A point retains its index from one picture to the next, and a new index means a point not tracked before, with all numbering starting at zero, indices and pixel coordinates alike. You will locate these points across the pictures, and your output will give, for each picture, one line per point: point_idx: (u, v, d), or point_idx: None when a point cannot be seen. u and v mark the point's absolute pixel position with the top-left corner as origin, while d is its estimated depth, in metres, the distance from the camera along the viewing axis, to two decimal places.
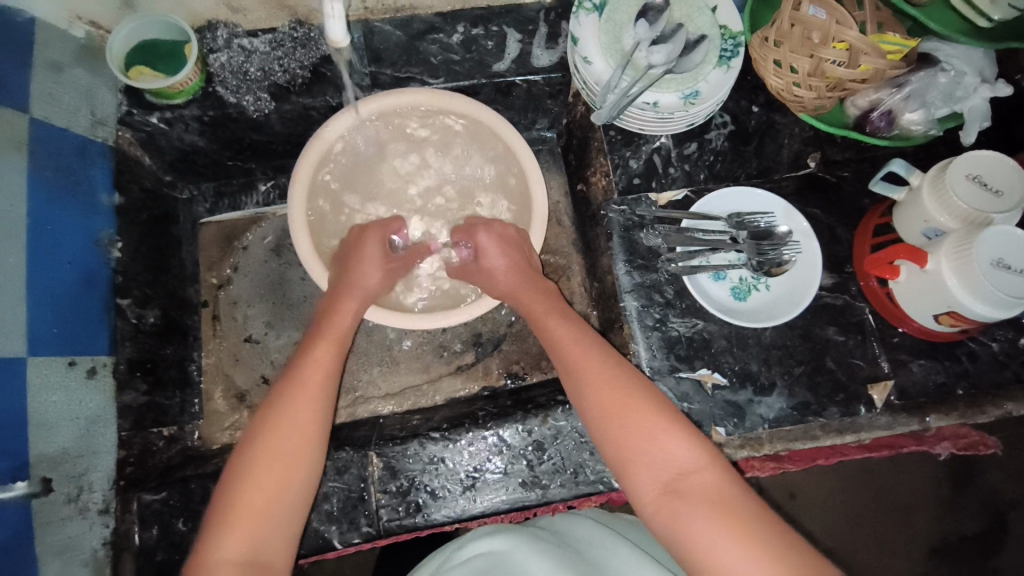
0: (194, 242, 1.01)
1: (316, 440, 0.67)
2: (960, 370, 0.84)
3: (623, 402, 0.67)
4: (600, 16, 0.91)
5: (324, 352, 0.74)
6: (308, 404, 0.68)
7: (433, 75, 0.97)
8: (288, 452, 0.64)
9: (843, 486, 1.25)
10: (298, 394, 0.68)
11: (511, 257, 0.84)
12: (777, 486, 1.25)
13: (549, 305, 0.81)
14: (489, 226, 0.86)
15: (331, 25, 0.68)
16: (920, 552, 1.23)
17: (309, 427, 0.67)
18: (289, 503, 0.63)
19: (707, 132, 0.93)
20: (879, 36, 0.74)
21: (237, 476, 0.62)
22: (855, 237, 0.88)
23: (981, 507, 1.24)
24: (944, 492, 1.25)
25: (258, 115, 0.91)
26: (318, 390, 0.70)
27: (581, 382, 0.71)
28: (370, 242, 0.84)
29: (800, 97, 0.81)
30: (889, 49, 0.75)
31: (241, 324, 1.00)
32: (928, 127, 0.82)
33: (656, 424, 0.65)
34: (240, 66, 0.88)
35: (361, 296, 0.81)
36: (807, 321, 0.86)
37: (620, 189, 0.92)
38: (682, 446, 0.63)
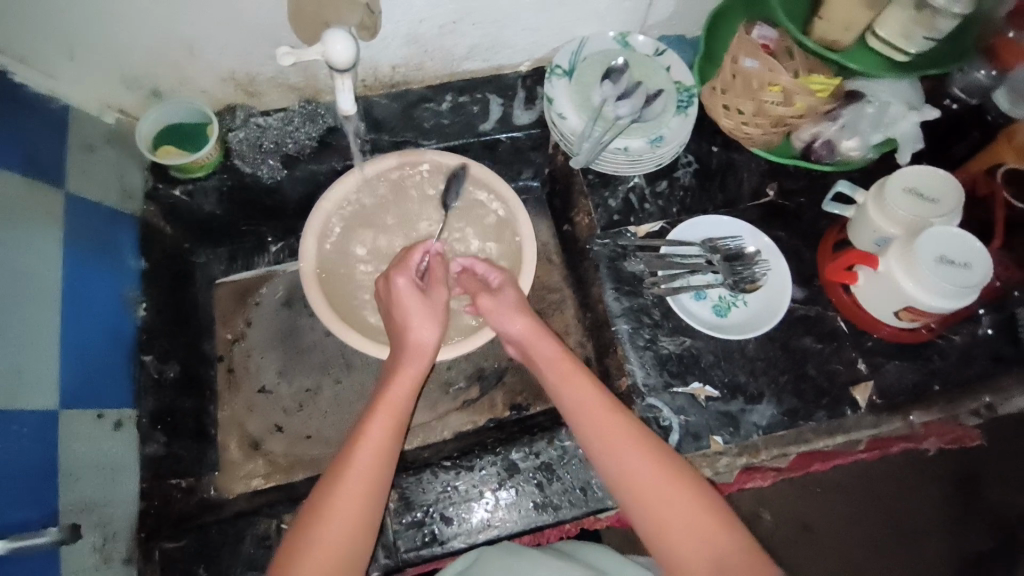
0: (211, 301, 1.07)
1: (365, 518, 0.69)
2: (933, 367, 0.91)
3: (658, 481, 0.70)
4: (570, 79, 1.05)
5: (393, 408, 0.76)
6: (369, 466, 0.71)
7: (426, 137, 1.08)
8: (353, 510, 0.69)
9: (856, 514, 1.24)
10: (359, 452, 0.72)
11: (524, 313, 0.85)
12: (787, 517, 1.24)
13: (556, 368, 0.80)
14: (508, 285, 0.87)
15: (341, 99, 0.79)
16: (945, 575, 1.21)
17: (371, 489, 0.70)
18: (350, 556, 0.68)
19: (675, 170, 1.05)
20: (807, 78, 0.82)
21: (308, 530, 0.68)
22: (817, 254, 0.98)
23: (993, 524, 1.22)
24: (956, 508, 1.23)
25: (272, 181, 1.03)
26: (384, 453, 0.73)
27: (614, 454, 0.73)
28: (410, 296, 0.82)
29: (750, 134, 0.93)
30: (818, 88, 0.82)
31: (255, 374, 1.04)
32: (865, 152, 0.95)
33: (690, 506, 0.68)
34: (256, 140, 1.00)
35: (426, 352, 0.82)
36: (785, 332, 0.93)
37: (602, 225, 1.01)
38: (716, 526, 0.67)
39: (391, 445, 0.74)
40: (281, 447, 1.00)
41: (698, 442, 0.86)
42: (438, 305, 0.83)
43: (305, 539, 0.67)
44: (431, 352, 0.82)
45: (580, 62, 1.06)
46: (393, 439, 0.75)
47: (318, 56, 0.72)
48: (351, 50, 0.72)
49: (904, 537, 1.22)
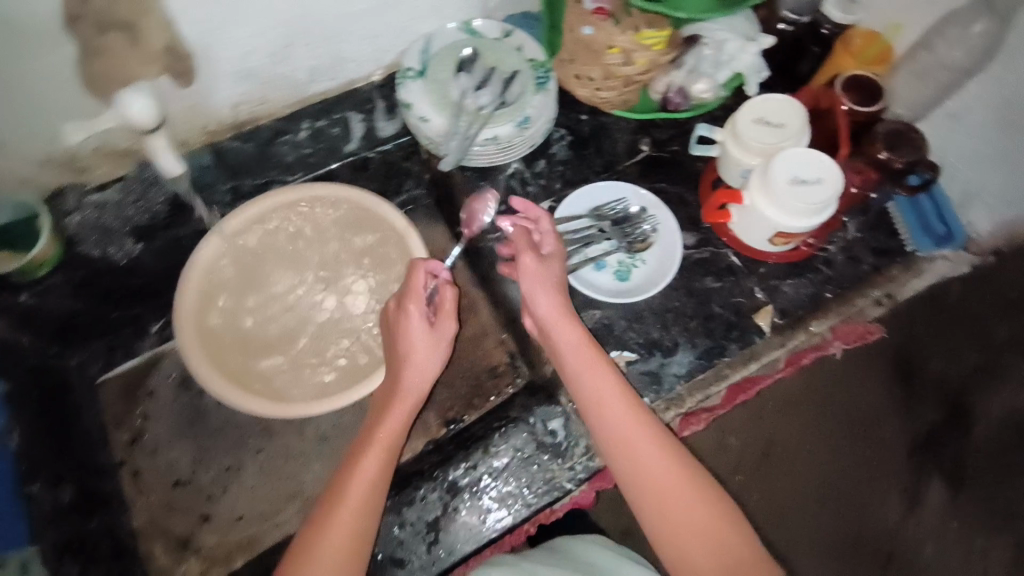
0: (97, 406, 0.98)
1: (357, 559, 0.66)
2: (824, 276, 0.96)
3: (664, 480, 0.68)
4: (423, 79, 0.99)
5: (377, 456, 0.72)
6: (349, 522, 0.67)
7: (289, 172, 1.03)
8: (336, 566, 0.65)
9: (805, 422, 1.10)
10: (343, 506, 0.68)
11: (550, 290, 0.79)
12: (749, 442, 1.10)
13: (576, 347, 0.76)
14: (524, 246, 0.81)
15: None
16: (900, 458, 1.07)
17: (355, 544, 0.67)
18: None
19: (550, 147, 1.04)
20: (641, 34, 0.83)
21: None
22: (699, 196, 1.01)
23: (937, 395, 1.08)
24: (895, 391, 1.08)
25: (128, 259, 0.96)
26: (368, 505, 0.69)
27: (622, 452, 0.70)
28: (416, 329, 0.77)
29: (606, 99, 0.92)
30: (652, 42, 0.84)
31: (166, 470, 0.96)
32: (716, 92, 0.95)
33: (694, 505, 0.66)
34: (98, 221, 0.91)
35: (416, 395, 0.77)
36: (685, 279, 0.95)
37: (490, 218, 1.01)
38: (722, 523, 0.65)
39: (377, 495, 0.70)
40: (214, 537, 0.92)
41: None
42: (446, 339, 0.78)
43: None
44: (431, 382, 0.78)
45: (429, 60, 1.00)
46: (385, 474, 0.71)
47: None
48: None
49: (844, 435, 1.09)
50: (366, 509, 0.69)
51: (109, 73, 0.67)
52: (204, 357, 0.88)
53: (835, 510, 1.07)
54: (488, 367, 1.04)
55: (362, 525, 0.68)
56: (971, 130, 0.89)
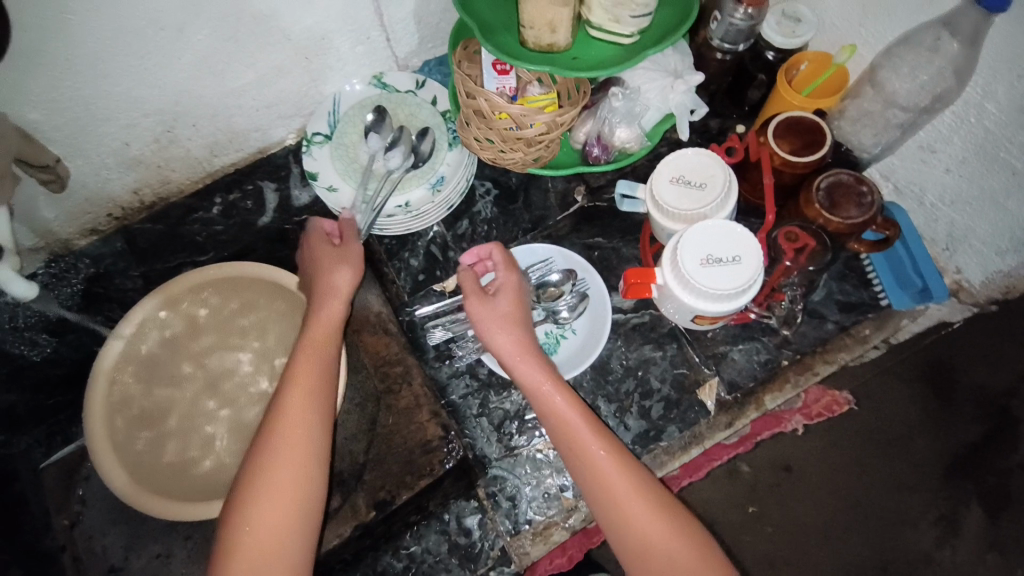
0: (40, 492, 0.96)
1: (310, 481, 0.67)
2: (781, 339, 0.84)
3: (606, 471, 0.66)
4: (332, 143, 0.95)
5: (301, 420, 0.69)
6: (281, 496, 0.65)
7: (201, 252, 0.99)
8: (273, 542, 0.64)
9: (819, 442, 0.89)
10: (274, 478, 0.66)
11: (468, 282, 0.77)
12: (763, 465, 0.89)
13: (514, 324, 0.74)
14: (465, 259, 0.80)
15: (12, 286, 0.81)
16: (937, 482, 0.87)
17: (288, 519, 0.65)
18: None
19: (473, 205, 0.96)
20: (524, 99, 0.80)
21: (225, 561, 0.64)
22: (637, 252, 0.91)
23: (977, 407, 0.88)
24: (927, 405, 0.89)
25: (42, 355, 0.96)
26: (303, 477, 0.67)
27: (564, 440, 0.69)
28: (325, 253, 0.81)
29: (513, 159, 0.82)
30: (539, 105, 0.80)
31: (102, 556, 0.94)
32: (641, 141, 0.85)
33: (632, 498, 0.65)
34: (8, 320, 0.92)
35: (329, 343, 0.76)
36: (621, 349, 0.85)
37: (409, 290, 0.94)
38: (656, 519, 0.64)
39: (312, 466, 0.67)
40: None
41: (549, 500, 0.85)
42: (353, 255, 0.81)
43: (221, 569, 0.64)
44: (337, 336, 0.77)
45: (338, 122, 0.96)
46: (325, 388, 0.72)
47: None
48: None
49: (864, 467, 0.88)
50: (311, 427, 0.69)
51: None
52: (106, 441, 0.84)
53: (858, 535, 0.86)
54: (423, 441, 0.85)
55: (312, 443, 0.68)
56: (949, 163, 0.76)
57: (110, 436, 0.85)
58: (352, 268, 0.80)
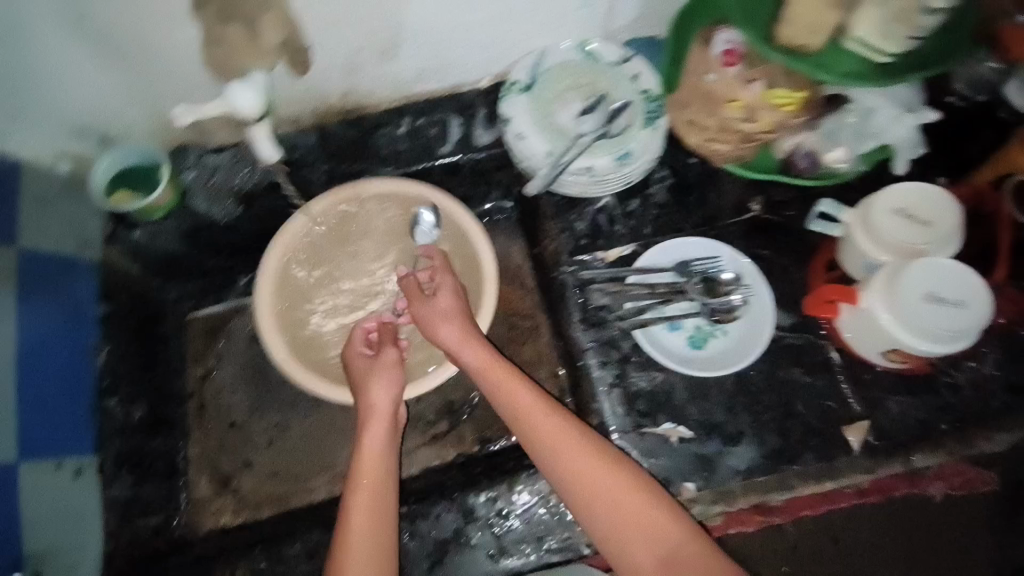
0: (182, 338, 1.07)
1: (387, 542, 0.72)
2: (942, 403, 0.82)
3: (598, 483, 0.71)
4: (529, 95, 0.96)
5: (374, 490, 0.75)
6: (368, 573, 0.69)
7: (382, 164, 1.04)
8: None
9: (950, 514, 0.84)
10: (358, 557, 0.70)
11: (461, 320, 0.85)
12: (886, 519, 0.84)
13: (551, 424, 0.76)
14: (444, 288, 0.88)
15: (259, 147, 0.82)
16: None
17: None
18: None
19: (648, 187, 0.95)
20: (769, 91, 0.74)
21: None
22: (807, 275, 0.89)
23: None
24: None
25: (228, 219, 1.01)
26: (383, 532, 0.72)
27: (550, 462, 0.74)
28: (359, 359, 0.87)
29: (719, 150, 0.82)
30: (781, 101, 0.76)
31: (225, 411, 1.03)
32: (854, 164, 0.83)
33: (635, 504, 0.70)
34: (206, 180, 0.96)
35: (387, 416, 0.81)
36: (770, 364, 0.85)
37: (570, 251, 0.94)
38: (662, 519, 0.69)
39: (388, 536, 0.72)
40: (250, 484, 0.99)
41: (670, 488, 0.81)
42: (389, 359, 0.85)
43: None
44: (388, 416, 0.82)
45: (538, 76, 0.96)
46: (388, 447, 0.79)
47: (221, 108, 0.76)
48: (255, 99, 0.75)
49: (964, 545, 0.84)
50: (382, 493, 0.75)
51: (227, 56, 0.71)
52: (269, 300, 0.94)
53: None
54: None
55: (385, 506, 0.74)
56: None
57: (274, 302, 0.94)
58: (396, 372, 0.85)
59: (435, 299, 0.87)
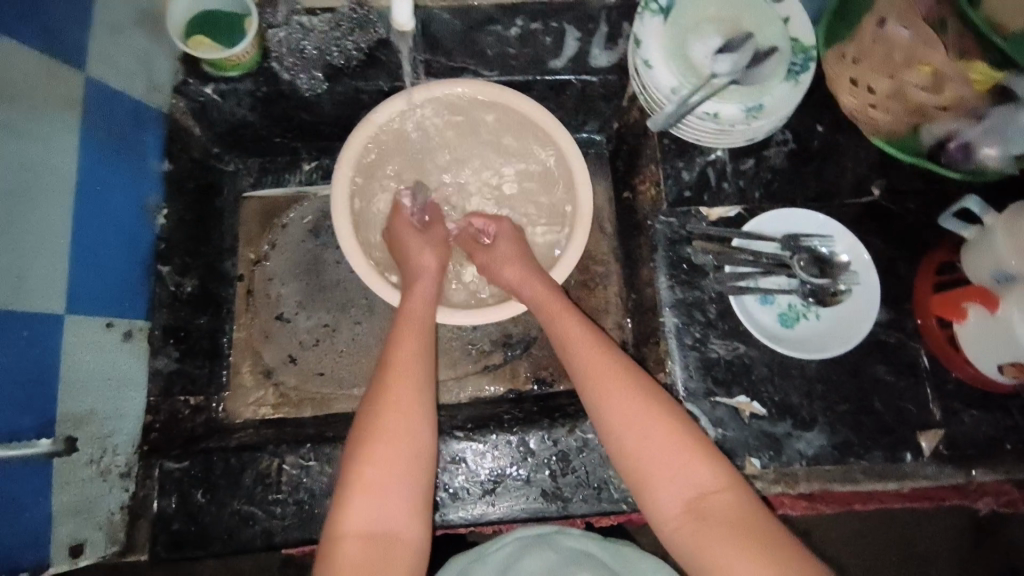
0: (236, 216, 0.99)
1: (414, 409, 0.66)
2: (1012, 423, 0.79)
3: (631, 410, 0.65)
4: (664, 19, 0.85)
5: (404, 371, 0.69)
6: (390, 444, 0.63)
7: (487, 68, 0.95)
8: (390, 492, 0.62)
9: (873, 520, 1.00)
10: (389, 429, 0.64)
11: (523, 260, 0.81)
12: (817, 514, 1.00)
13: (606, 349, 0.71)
14: (505, 237, 0.84)
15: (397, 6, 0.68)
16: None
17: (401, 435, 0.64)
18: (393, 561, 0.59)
19: (767, 148, 0.88)
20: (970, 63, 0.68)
21: (332, 528, 0.60)
22: (916, 274, 0.83)
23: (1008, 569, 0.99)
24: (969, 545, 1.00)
25: (311, 94, 0.90)
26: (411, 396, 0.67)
27: (585, 384, 0.69)
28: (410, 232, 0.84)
29: (874, 119, 0.76)
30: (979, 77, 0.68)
31: (274, 301, 0.97)
32: (1004, 164, 0.75)
33: (672, 442, 0.62)
34: (297, 43, 0.86)
35: (428, 286, 0.79)
36: (857, 357, 0.81)
37: (670, 201, 0.87)
38: (699, 466, 0.61)
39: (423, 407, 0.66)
40: (293, 380, 0.93)
41: (732, 459, 0.78)
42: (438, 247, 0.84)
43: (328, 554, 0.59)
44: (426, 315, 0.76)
45: None
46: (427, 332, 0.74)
47: None
48: None
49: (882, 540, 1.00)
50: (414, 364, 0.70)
51: None
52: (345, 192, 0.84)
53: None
54: None
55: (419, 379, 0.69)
56: None
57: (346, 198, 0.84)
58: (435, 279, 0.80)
59: (493, 246, 0.84)
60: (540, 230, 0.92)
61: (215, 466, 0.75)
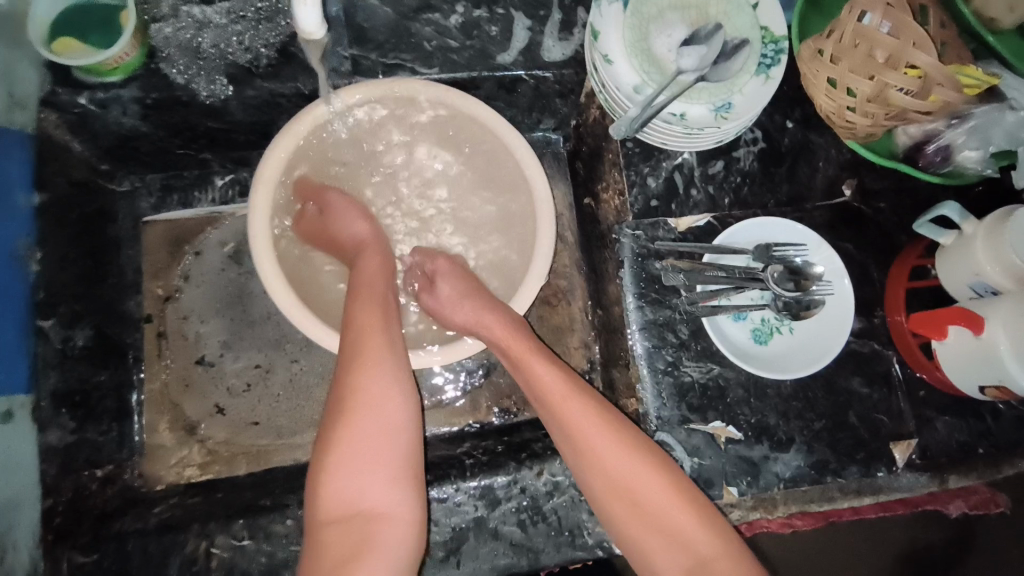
0: (138, 245, 0.85)
1: (389, 378, 0.62)
2: (983, 428, 0.78)
3: (609, 458, 0.60)
4: (624, 6, 0.76)
5: (370, 347, 0.63)
6: (367, 429, 0.59)
7: (426, 64, 0.79)
8: (375, 469, 0.58)
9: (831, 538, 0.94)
10: (364, 405, 0.60)
11: (471, 300, 0.72)
12: None
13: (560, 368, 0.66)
14: (444, 275, 0.75)
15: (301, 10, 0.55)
16: None
17: (379, 403, 0.60)
18: (382, 545, 0.56)
19: (735, 149, 0.81)
20: (957, 67, 0.63)
21: (316, 511, 0.57)
22: (888, 278, 0.80)
23: None
24: None
25: (213, 100, 0.74)
26: (383, 365, 0.62)
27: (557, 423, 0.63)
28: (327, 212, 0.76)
29: (852, 124, 0.70)
30: (966, 82, 0.63)
31: (193, 343, 0.85)
32: (983, 166, 0.72)
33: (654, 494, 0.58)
34: (190, 40, 0.71)
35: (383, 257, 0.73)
36: (831, 370, 0.78)
37: (636, 212, 0.80)
38: (694, 527, 0.57)
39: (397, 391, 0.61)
40: (222, 433, 0.82)
41: (711, 489, 0.74)
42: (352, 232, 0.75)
43: (314, 539, 0.56)
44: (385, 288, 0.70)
45: None
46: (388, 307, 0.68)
47: None
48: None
49: None
50: (377, 338, 0.64)
51: None
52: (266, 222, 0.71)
53: None
54: None
55: (387, 351, 0.64)
56: None
57: (267, 212, 0.72)
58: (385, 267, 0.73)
59: (437, 287, 0.75)
60: (495, 249, 0.83)
61: (131, 556, 0.65)
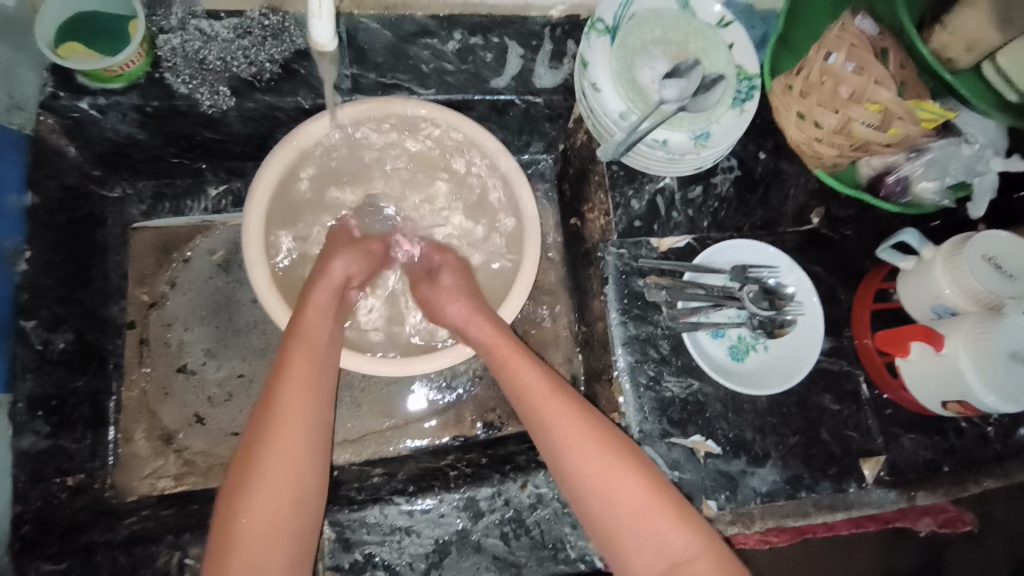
0: (125, 250, 0.84)
1: (311, 434, 0.61)
2: (947, 446, 0.82)
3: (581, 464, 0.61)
4: (611, 40, 0.81)
5: (292, 402, 0.62)
6: (301, 422, 0.61)
7: (423, 84, 0.83)
8: (281, 533, 0.57)
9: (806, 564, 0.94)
10: (278, 460, 0.59)
11: (468, 297, 0.75)
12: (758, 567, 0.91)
13: (535, 373, 0.68)
14: (449, 269, 0.78)
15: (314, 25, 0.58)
16: None
17: (296, 460, 0.59)
18: (296, 529, 0.58)
19: (713, 176, 0.85)
20: (917, 102, 0.67)
21: (240, 491, 0.58)
22: (854, 302, 0.84)
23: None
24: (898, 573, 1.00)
25: (215, 111, 0.75)
26: (305, 420, 0.62)
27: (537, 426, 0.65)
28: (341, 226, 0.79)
29: (821, 154, 0.75)
30: (925, 117, 0.68)
31: (176, 350, 0.84)
32: (939, 198, 0.78)
33: (623, 496, 0.60)
34: (196, 52, 0.73)
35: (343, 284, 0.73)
36: (804, 388, 0.81)
37: (620, 231, 0.83)
38: (669, 530, 0.58)
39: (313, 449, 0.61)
40: (200, 443, 0.81)
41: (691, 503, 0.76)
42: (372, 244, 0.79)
43: (233, 517, 0.57)
44: (340, 288, 0.72)
45: (625, 20, 0.81)
46: (328, 353, 0.67)
47: None
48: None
49: None
50: (306, 389, 0.63)
51: None
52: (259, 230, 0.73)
53: None
54: None
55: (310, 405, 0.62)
56: None
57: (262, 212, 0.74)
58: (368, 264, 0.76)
59: (439, 279, 0.77)
60: (483, 263, 0.85)
61: (99, 568, 0.63)
